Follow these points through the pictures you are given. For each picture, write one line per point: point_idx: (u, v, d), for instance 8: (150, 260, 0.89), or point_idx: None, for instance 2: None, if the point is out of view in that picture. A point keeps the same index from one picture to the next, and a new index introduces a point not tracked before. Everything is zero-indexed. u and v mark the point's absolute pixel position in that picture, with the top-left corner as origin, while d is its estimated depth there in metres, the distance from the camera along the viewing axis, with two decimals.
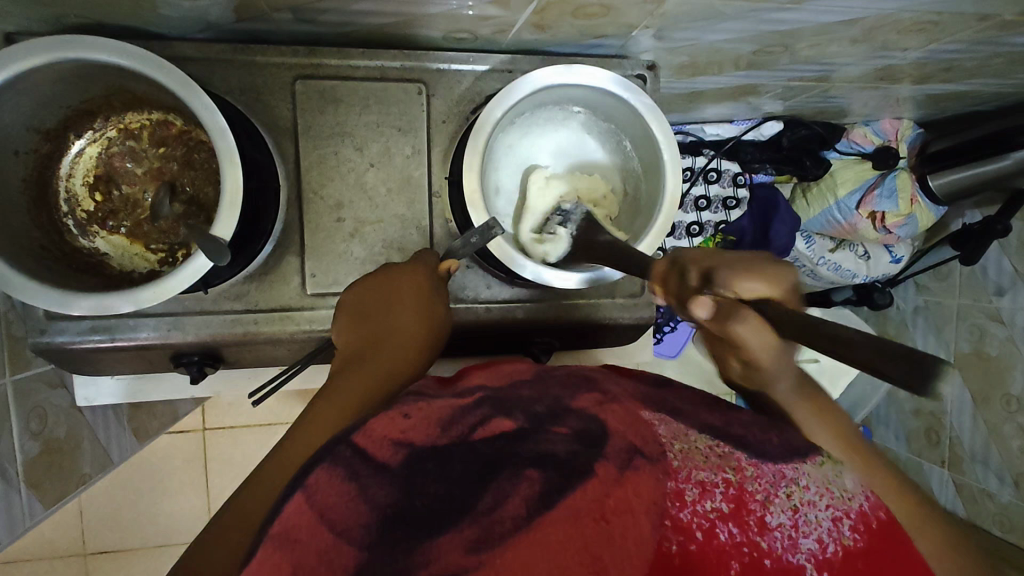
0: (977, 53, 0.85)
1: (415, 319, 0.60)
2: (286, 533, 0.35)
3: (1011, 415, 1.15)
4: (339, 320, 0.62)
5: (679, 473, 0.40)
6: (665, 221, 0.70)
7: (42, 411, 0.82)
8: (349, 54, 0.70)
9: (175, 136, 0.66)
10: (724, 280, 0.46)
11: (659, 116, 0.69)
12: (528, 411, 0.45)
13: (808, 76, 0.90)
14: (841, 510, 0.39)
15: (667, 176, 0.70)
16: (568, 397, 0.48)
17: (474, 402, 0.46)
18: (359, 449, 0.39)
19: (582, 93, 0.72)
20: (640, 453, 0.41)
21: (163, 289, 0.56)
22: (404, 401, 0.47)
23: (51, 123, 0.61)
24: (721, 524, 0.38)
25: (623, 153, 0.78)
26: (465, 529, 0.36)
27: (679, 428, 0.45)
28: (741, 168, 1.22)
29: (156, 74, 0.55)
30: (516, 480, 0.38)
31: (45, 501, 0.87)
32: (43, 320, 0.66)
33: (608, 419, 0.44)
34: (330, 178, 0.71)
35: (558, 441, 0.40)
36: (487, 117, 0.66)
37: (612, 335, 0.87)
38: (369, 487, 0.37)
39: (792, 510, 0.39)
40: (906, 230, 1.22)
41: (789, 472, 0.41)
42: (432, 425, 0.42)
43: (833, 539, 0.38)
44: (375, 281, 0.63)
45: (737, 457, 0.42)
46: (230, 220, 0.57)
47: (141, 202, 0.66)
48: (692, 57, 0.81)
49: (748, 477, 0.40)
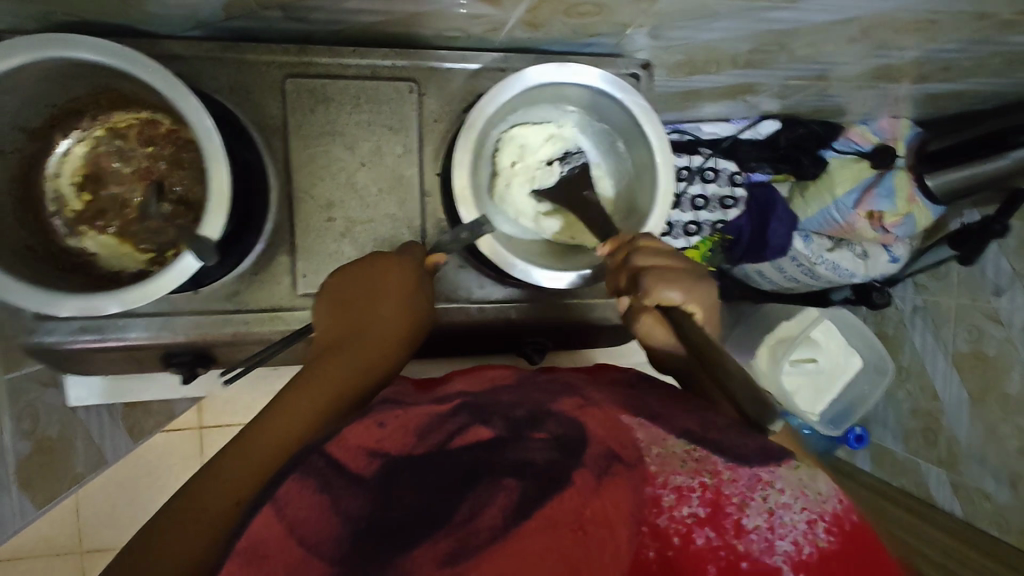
0: (975, 52, 0.84)
1: (397, 313, 0.61)
2: (253, 550, 0.35)
3: (1009, 415, 1.15)
4: (321, 303, 0.61)
5: (657, 479, 0.40)
6: (659, 220, 0.69)
7: (34, 411, 0.82)
8: (339, 53, 0.69)
9: (164, 135, 0.66)
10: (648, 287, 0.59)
11: (653, 119, 0.69)
12: (507, 416, 0.45)
13: (805, 74, 0.89)
14: (816, 513, 0.38)
15: (661, 178, 0.70)
16: (549, 401, 0.49)
17: (452, 410, 0.46)
18: (333, 459, 0.40)
19: (575, 92, 0.71)
20: (618, 459, 0.41)
21: (149, 290, 0.56)
22: (380, 409, 0.47)
23: (38, 123, 0.60)
24: (698, 529, 0.38)
25: (617, 155, 0.77)
26: (440, 542, 0.35)
27: (658, 432, 0.45)
28: (738, 167, 1.21)
29: (143, 73, 0.54)
30: (493, 490, 0.38)
31: (36, 501, 0.87)
32: (32, 321, 0.66)
33: (589, 423, 0.44)
34: (320, 177, 0.71)
35: (536, 450, 0.40)
36: (478, 114, 0.66)
37: (606, 335, 0.87)
38: (341, 498, 0.38)
39: (767, 512, 0.38)
40: (904, 230, 1.20)
41: (765, 475, 0.40)
42: (408, 433, 0.43)
43: (808, 542, 0.37)
44: (360, 270, 0.62)
45: (713, 461, 0.41)
46: (218, 221, 0.56)
47: (130, 202, 0.66)
48: (687, 56, 0.80)
49: (725, 481, 0.40)
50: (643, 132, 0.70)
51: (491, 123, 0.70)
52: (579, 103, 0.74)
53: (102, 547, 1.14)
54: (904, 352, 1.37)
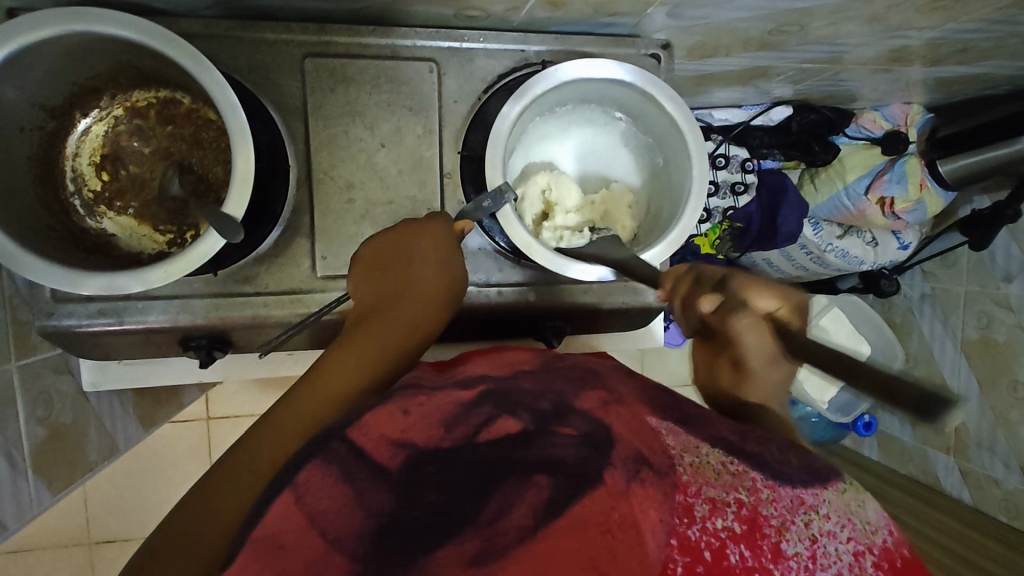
0: (992, 33, 0.84)
1: (430, 277, 0.60)
2: (271, 539, 0.32)
3: (1018, 401, 1.15)
4: (355, 273, 0.62)
5: (690, 487, 0.37)
6: (689, 216, 0.68)
7: (48, 397, 0.81)
8: (358, 32, 0.69)
9: (183, 114, 0.65)
10: (738, 287, 0.50)
11: (693, 122, 0.68)
12: (532, 409, 0.41)
13: (820, 57, 0.89)
14: (863, 545, 0.36)
15: (694, 183, 0.68)
16: (572, 395, 0.45)
17: (477, 398, 0.43)
18: (355, 446, 0.37)
19: (619, 93, 0.71)
20: (647, 463, 0.38)
21: (173, 269, 0.56)
22: (401, 394, 0.44)
23: (58, 100, 0.60)
24: (732, 545, 0.35)
25: (654, 168, 0.77)
26: (467, 540, 0.33)
27: (690, 439, 0.41)
28: (749, 153, 1.19)
29: (166, 48, 0.54)
30: (522, 487, 0.35)
31: (53, 488, 0.87)
32: (50, 302, 0.65)
33: (614, 423, 0.41)
34: (340, 158, 0.70)
35: (565, 446, 0.37)
36: (519, 93, 0.65)
37: (623, 320, 0.87)
38: (365, 491, 0.34)
39: (810, 539, 0.36)
40: (914, 216, 1.20)
41: (808, 498, 0.38)
42: (434, 425, 0.39)
43: (854, 574, 0.35)
44: (390, 238, 0.63)
45: (752, 476, 0.38)
46: (241, 199, 0.56)
47: (149, 182, 0.66)
48: (706, 37, 0.79)
49: (764, 500, 0.37)
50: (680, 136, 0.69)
51: (533, 108, 0.70)
52: (626, 109, 0.74)
53: (111, 539, 1.13)
54: (912, 340, 1.37)
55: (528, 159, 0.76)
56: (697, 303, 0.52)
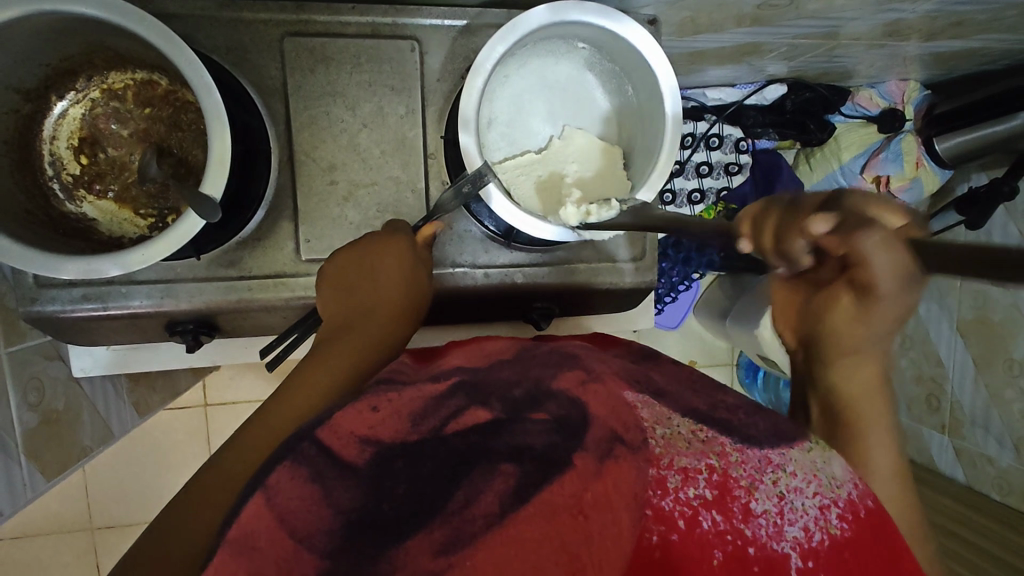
0: (988, 5, 0.81)
1: (392, 285, 0.61)
2: (244, 540, 0.32)
3: (1013, 379, 1.13)
4: (323, 290, 0.63)
5: (662, 460, 0.37)
6: (669, 156, 0.68)
7: (39, 383, 0.81)
8: (338, 10, 0.68)
9: (161, 96, 0.65)
10: (856, 204, 0.41)
11: (658, 51, 0.66)
12: (505, 397, 0.41)
13: (815, 32, 0.87)
14: (828, 499, 0.37)
15: (668, 110, 0.68)
16: (550, 378, 0.44)
17: (449, 390, 0.42)
18: (323, 446, 0.36)
19: (585, 30, 0.68)
20: (621, 441, 0.37)
21: (151, 253, 0.55)
22: (374, 391, 0.43)
23: (32, 83, 0.60)
24: (703, 512, 0.36)
25: (624, 97, 0.76)
26: (435, 530, 0.33)
27: (662, 411, 0.42)
28: (743, 133, 1.16)
29: (136, 27, 0.52)
30: (490, 475, 0.35)
31: (46, 472, 0.87)
32: (33, 288, 0.65)
33: (590, 403, 0.40)
34: (322, 139, 0.70)
35: (536, 432, 0.37)
36: (478, 66, 0.63)
37: (613, 299, 0.86)
38: (334, 490, 0.34)
39: (778, 497, 0.37)
40: (910, 194, 1.21)
41: (775, 457, 0.39)
42: (403, 419, 0.38)
43: (819, 528, 0.36)
44: (356, 252, 0.64)
45: (721, 441, 0.39)
46: (220, 178, 0.55)
47: (129, 165, 0.66)
48: (693, 12, 0.78)
49: (733, 462, 0.38)
50: (648, 70, 0.68)
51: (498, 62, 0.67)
52: (590, 40, 0.71)
53: (113, 523, 1.14)
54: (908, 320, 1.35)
55: (496, 103, 0.72)
56: (809, 225, 0.42)
